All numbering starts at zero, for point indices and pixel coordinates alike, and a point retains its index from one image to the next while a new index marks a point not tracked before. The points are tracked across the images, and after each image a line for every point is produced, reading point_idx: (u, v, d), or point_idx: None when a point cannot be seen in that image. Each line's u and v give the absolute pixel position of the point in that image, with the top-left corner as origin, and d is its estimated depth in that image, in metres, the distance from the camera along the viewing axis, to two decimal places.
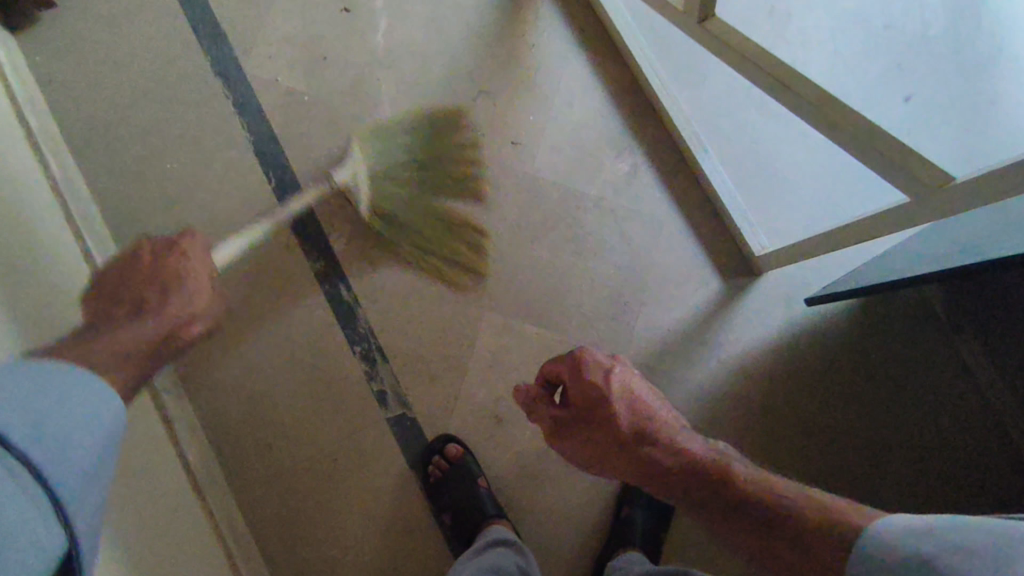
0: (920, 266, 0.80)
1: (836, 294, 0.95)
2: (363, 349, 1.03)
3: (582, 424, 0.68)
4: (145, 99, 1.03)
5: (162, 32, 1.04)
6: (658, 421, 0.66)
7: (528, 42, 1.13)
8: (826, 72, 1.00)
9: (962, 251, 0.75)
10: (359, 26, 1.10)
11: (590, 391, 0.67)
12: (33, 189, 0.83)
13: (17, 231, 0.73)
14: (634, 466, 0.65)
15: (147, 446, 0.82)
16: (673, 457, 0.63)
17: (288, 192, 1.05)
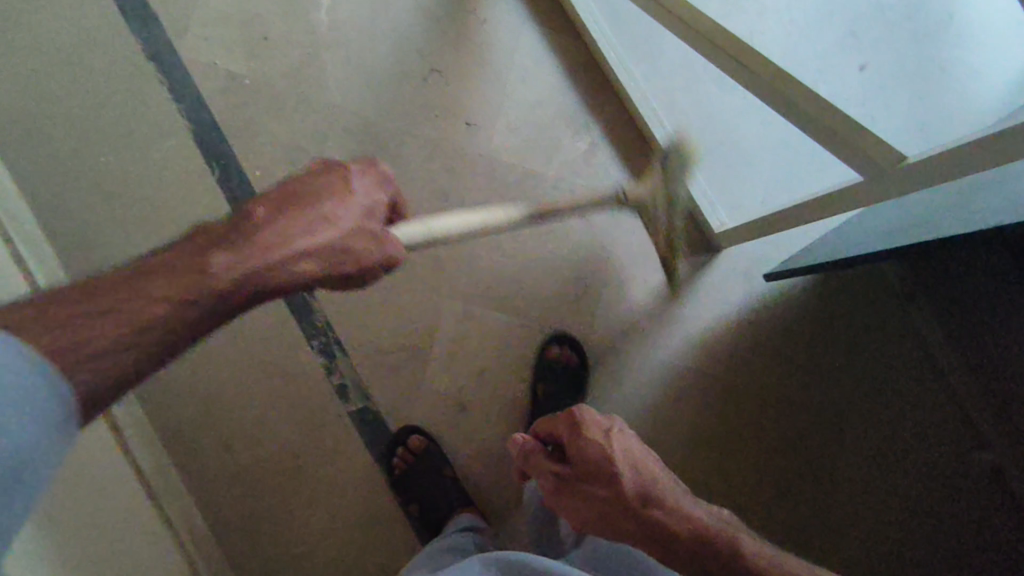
0: (873, 241, 0.82)
1: (799, 269, 0.95)
2: (321, 343, 1.00)
3: (583, 479, 0.73)
4: (72, 88, 0.96)
5: (86, 11, 0.97)
6: (659, 488, 0.70)
7: (479, 17, 1.09)
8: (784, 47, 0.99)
9: (912, 227, 0.77)
10: (300, 5, 1.04)
11: (593, 451, 0.73)
12: None
13: None
14: (633, 523, 0.67)
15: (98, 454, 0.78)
16: (676, 519, 0.66)
17: (234, 183, 1.00)
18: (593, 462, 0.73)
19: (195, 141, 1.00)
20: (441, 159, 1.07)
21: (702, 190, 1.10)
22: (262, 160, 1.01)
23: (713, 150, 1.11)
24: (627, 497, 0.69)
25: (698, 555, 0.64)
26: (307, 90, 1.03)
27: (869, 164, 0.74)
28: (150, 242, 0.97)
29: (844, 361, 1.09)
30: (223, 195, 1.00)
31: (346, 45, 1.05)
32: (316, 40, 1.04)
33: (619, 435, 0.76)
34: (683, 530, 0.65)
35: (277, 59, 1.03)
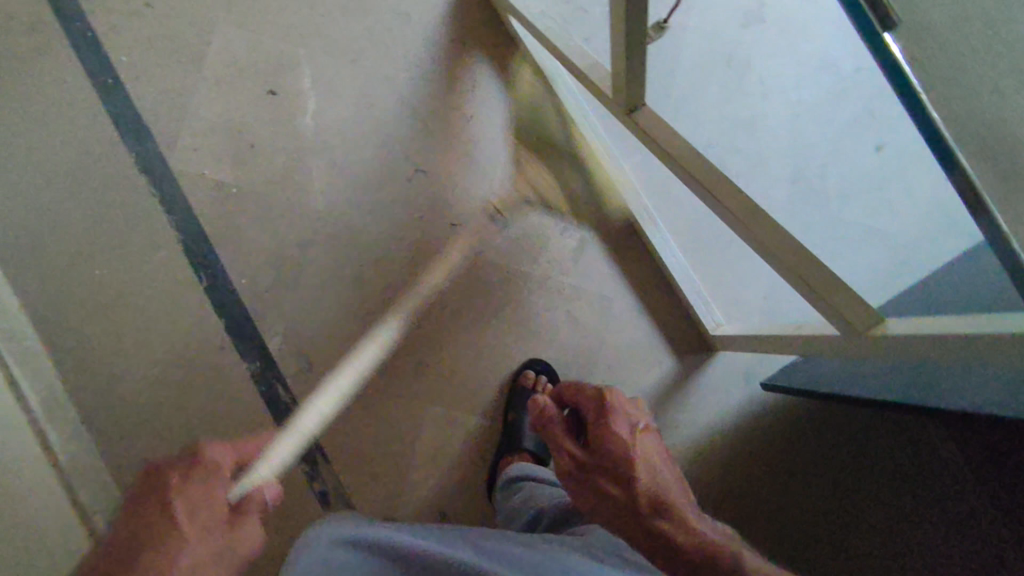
0: (841, 382, 0.81)
1: (804, 390, 0.88)
2: (304, 450, 1.01)
3: (600, 469, 0.72)
4: (65, 199, 0.99)
5: (81, 125, 1.00)
6: (672, 493, 0.69)
7: (465, 113, 1.07)
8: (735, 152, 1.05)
9: (881, 380, 0.76)
10: (287, 111, 1.05)
11: (614, 444, 0.73)
12: None
13: None
14: (638, 520, 0.65)
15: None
16: (683, 531, 0.63)
17: (220, 290, 1.02)
18: (612, 455, 0.73)
19: (182, 250, 1.02)
20: (424, 262, 1.06)
21: (695, 291, 1.04)
22: (248, 268, 1.03)
23: (709, 248, 1.05)
24: (637, 496, 0.67)
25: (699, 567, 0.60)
26: (293, 196, 1.04)
27: (843, 319, 0.69)
28: (138, 351, 0.99)
29: (870, 465, 0.98)
30: (211, 304, 1.01)
31: (331, 149, 1.05)
32: (301, 145, 1.05)
33: (643, 432, 0.76)
34: (687, 543, 0.62)
35: (263, 166, 1.04)
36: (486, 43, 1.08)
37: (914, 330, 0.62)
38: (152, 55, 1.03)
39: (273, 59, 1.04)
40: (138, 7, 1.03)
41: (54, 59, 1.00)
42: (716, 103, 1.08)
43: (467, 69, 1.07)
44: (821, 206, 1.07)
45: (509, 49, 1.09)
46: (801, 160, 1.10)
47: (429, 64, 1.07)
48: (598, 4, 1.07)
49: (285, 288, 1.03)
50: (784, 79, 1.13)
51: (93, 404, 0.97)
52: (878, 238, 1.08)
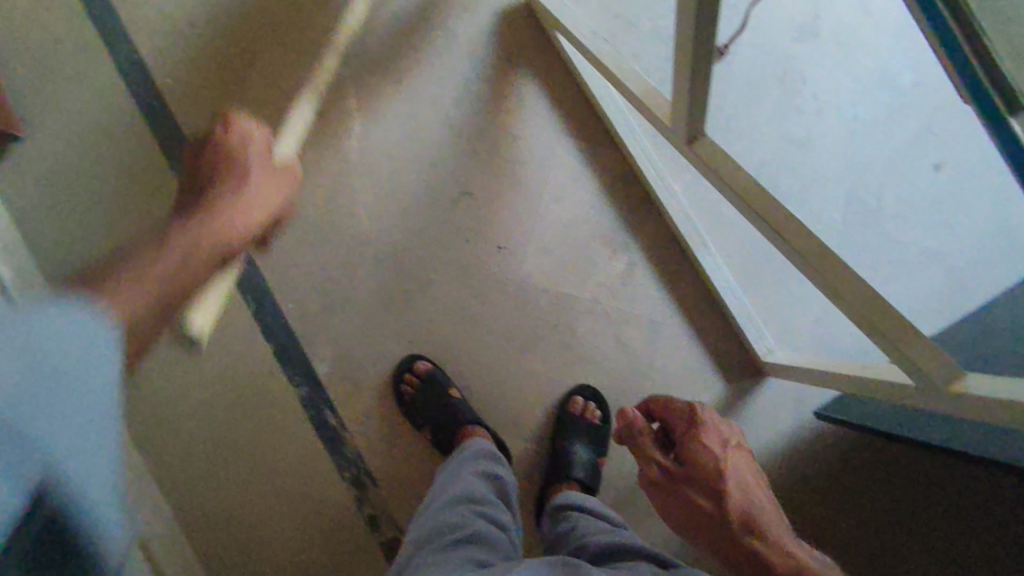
0: (895, 419, 0.83)
1: (865, 427, 0.86)
2: (352, 474, 1.01)
3: (691, 486, 0.71)
4: (116, 225, 1.00)
5: (129, 148, 1.00)
6: (763, 508, 0.67)
7: (512, 132, 1.06)
8: (793, 177, 1.06)
9: (932, 421, 0.79)
10: (332, 131, 1.04)
11: (705, 458, 0.71)
12: None
13: None
14: (734, 548, 0.65)
15: None
16: (778, 553, 0.62)
17: (268, 314, 1.02)
18: (703, 469, 0.70)
19: None
20: (471, 285, 1.04)
21: (745, 316, 1.02)
22: (293, 292, 1.02)
23: (760, 270, 1.04)
24: (730, 515, 0.66)
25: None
26: (339, 219, 1.03)
27: (918, 373, 0.68)
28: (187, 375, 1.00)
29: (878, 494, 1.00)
30: (259, 327, 1.01)
31: (376, 170, 1.04)
32: (347, 168, 1.04)
33: (735, 446, 0.73)
34: (783, 568, 0.60)
35: (309, 189, 1.03)
36: (533, 59, 1.07)
37: (1005, 396, 0.60)
38: (198, 76, 1.02)
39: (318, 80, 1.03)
40: (182, 26, 1.02)
41: (102, 81, 1.00)
42: (772, 119, 1.07)
43: (514, 90, 1.06)
44: (874, 226, 1.05)
45: (555, 66, 1.07)
46: (857, 181, 1.06)
47: (475, 84, 1.06)
48: (647, 19, 1.06)
49: (332, 312, 1.03)
50: (840, 95, 1.07)
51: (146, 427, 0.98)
52: (936, 259, 1.05)
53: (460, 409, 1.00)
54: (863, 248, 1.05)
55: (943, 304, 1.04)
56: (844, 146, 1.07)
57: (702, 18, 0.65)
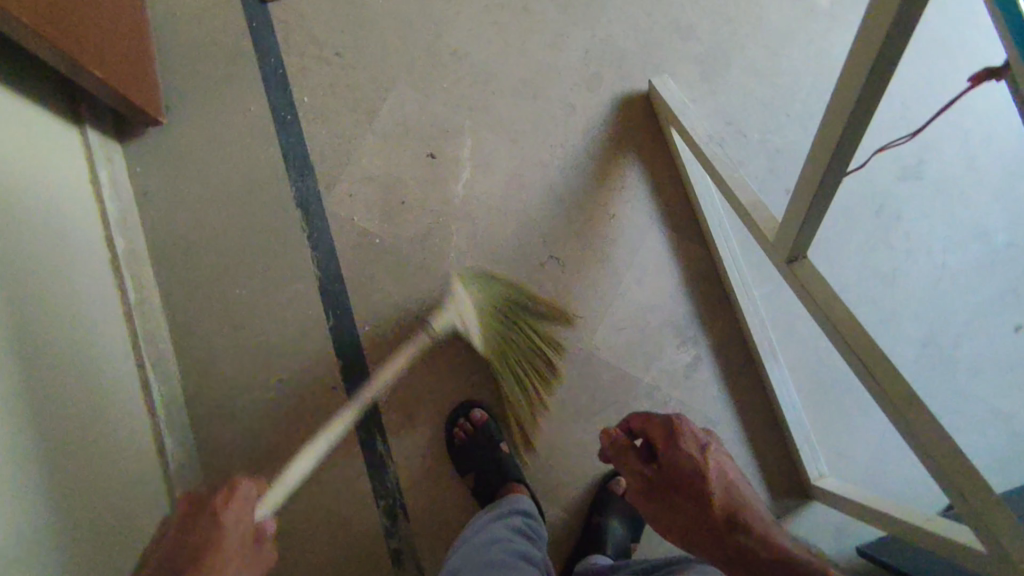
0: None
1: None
2: (387, 504, 1.02)
3: (674, 492, 0.70)
4: (226, 219, 1.07)
5: (255, 153, 1.08)
6: (750, 505, 0.67)
7: (608, 209, 1.10)
8: (879, 307, 1.07)
9: None
10: (442, 173, 1.09)
11: (684, 463, 0.71)
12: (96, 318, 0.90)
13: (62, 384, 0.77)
14: (718, 545, 0.64)
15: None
16: (762, 543, 0.62)
17: (344, 333, 1.05)
18: (683, 473, 0.71)
19: (318, 287, 1.06)
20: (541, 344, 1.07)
21: (802, 434, 1.02)
22: (373, 316, 1.06)
23: (823, 391, 1.06)
24: (713, 513, 0.66)
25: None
26: (430, 257, 1.07)
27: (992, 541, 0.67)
28: (256, 373, 1.04)
29: None
30: (332, 342, 1.05)
31: (474, 217, 1.09)
32: (448, 210, 1.09)
33: (716, 450, 0.73)
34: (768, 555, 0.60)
35: (410, 222, 1.08)
36: (642, 146, 1.12)
37: None
38: (333, 102, 1.10)
39: (439, 127, 1.10)
40: (331, 56, 1.11)
41: (247, 91, 1.10)
42: (866, 247, 1.09)
43: (618, 171, 1.11)
44: (948, 375, 1.06)
45: (662, 156, 1.12)
46: (940, 325, 1.07)
47: (584, 158, 1.11)
48: (757, 130, 1.11)
49: (405, 342, 1.06)
50: (933, 240, 1.09)
51: (206, 416, 1.02)
52: (1004, 421, 1.04)
53: (507, 464, 1.01)
54: (940, 393, 1.05)
55: (1013, 466, 1.03)
56: (934, 287, 1.08)
57: (834, 155, 0.70)
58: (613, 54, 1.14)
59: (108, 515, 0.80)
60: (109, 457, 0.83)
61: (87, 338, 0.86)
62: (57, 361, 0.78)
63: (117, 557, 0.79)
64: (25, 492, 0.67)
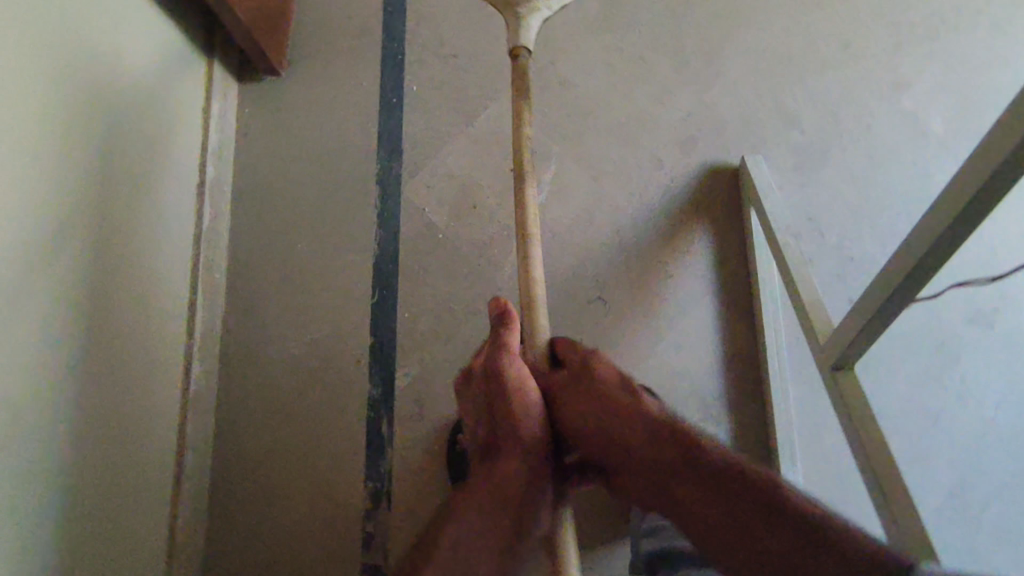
0: None
1: None
2: (374, 487, 1.02)
3: (598, 394, 0.72)
4: (309, 178, 1.12)
5: (354, 126, 1.14)
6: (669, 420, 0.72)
7: (669, 267, 1.10)
8: (913, 443, 1.02)
9: None
10: (519, 190, 1.12)
11: (610, 372, 0.74)
12: (169, 230, 0.95)
13: (113, 273, 0.82)
14: (667, 444, 0.66)
15: (137, 490, 0.86)
16: (717, 454, 0.65)
17: (384, 313, 1.08)
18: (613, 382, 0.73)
19: (373, 263, 1.10)
20: None
21: None
22: (415, 305, 1.08)
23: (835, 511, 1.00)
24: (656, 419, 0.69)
25: (748, 484, 0.62)
26: (485, 265, 1.10)
27: None
28: (292, 326, 1.07)
29: None
30: (371, 318, 1.08)
31: (537, 239, 1.11)
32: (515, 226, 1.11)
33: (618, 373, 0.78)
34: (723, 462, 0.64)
35: (475, 228, 1.11)
36: (718, 216, 1.12)
37: None
38: (438, 97, 1.15)
39: (528, 147, 1.14)
40: (449, 56, 1.17)
41: (364, 69, 1.16)
42: (914, 379, 1.05)
43: (687, 235, 1.11)
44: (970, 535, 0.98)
45: (733, 233, 1.12)
46: (972, 480, 1.01)
47: (657, 214, 1.12)
48: (837, 233, 1.10)
49: (438, 337, 1.07)
50: (987, 393, 1.04)
51: (236, 352, 1.06)
52: None
53: None
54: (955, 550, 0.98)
55: None
56: (974, 441, 1.02)
57: (906, 276, 0.69)
58: (714, 124, 1.15)
59: (123, 412, 0.83)
60: (139, 359, 0.87)
61: (155, 245, 0.91)
62: (121, 263, 0.84)
63: (120, 452, 0.83)
64: (52, 370, 0.71)
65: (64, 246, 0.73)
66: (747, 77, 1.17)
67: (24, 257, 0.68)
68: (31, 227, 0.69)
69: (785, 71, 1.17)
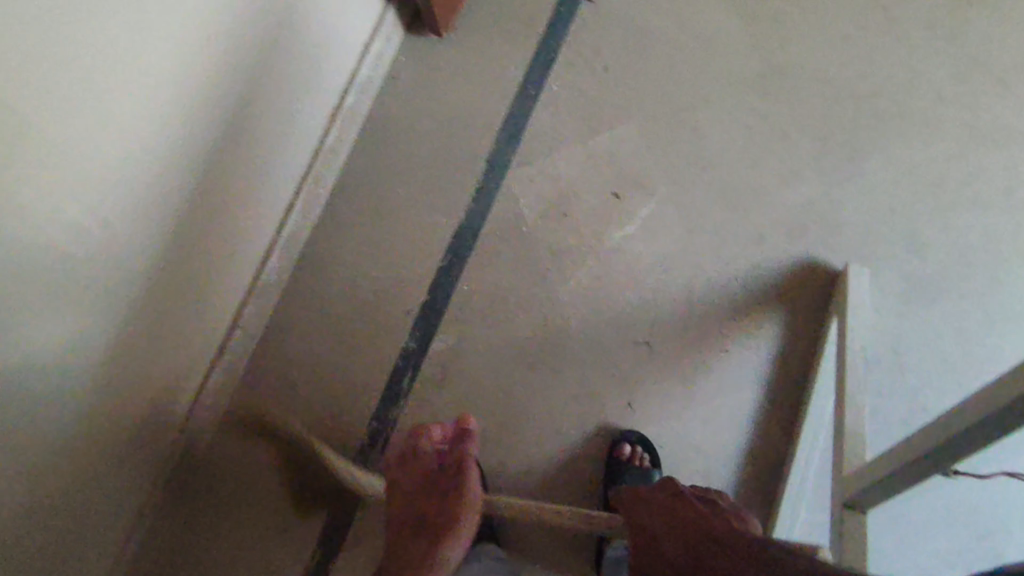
0: None
1: None
2: (376, 428, 1.08)
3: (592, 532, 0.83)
4: (430, 135, 1.19)
5: (487, 102, 1.19)
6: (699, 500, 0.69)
7: (727, 342, 1.07)
8: None
9: None
10: (613, 214, 1.13)
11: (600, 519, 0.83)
12: (295, 134, 1.05)
13: (240, 153, 0.92)
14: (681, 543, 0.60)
15: (189, 341, 0.95)
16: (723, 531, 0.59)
17: (447, 278, 1.13)
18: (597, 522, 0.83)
19: (454, 230, 1.15)
20: (581, 404, 1.07)
21: None
22: (476, 282, 1.13)
23: None
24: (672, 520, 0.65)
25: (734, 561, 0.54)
26: (553, 270, 1.12)
27: None
28: (364, 259, 1.15)
29: None
30: (433, 277, 1.14)
31: (611, 266, 1.11)
32: (595, 246, 1.12)
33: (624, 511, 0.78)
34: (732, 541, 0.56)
35: (558, 233, 1.13)
36: (796, 313, 1.07)
37: None
38: (572, 102, 1.18)
39: (637, 177, 1.14)
40: (597, 68, 1.19)
41: (515, 54, 1.21)
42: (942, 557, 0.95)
43: (757, 319, 1.07)
44: None
45: (805, 334, 1.07)
46: None
47: (736, 287, 1.09)
48: (916, 375, 1.02)
49: (484, 319, 1.11)
50: None
51: (311, 263, 1.16)
52: None
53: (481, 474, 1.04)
54: None
55: None
56: None
57: (948, 443, 0.64)
58: (831, 221, 1.10)
59: (202, 272, 0.93)
60: (231, 231, 0.96)
61: (279, 142, 1.01)
62: (248, 154, 0.94)
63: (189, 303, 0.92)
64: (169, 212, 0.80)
65: (214, 128, 0.84)
66: (884, 187, 1.10)
67: (186, 109, 0.77)
68: (199, 97, 0.78)
69: (929, 195, 1.09)
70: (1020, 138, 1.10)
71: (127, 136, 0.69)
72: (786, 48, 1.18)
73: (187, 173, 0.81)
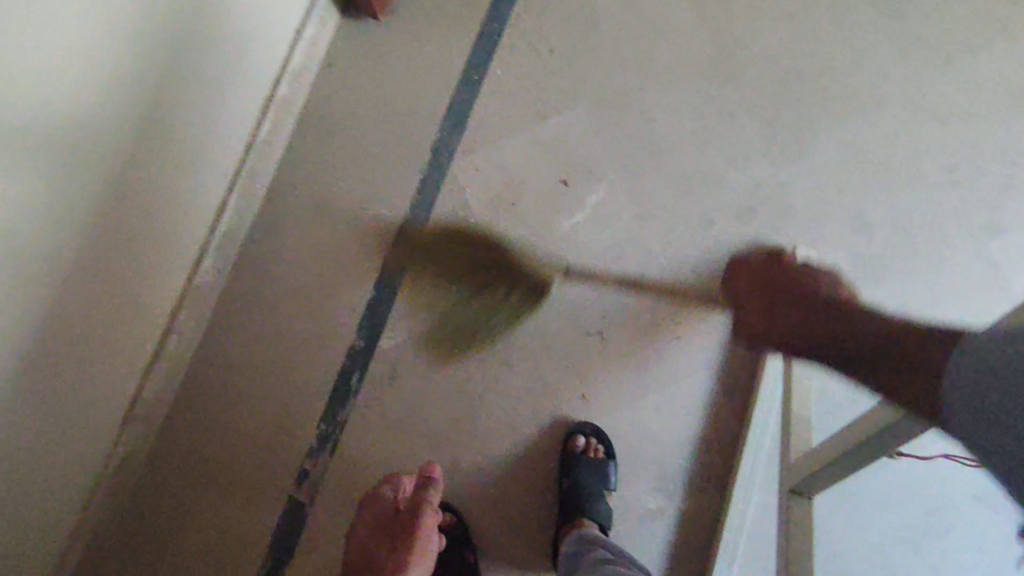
0: None
1: None
2: (325, 430, 1.05)
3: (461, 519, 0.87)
4: (371, 124, 1.14)
5: (429, 88, 1.15)
6: None
7: (679, 329, 1.06)
8: None
9: None
10: (562, 201, 1.10)
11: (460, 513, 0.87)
12: (225, 127, 1.00)
13: (162, 148, 0.86)
14: None
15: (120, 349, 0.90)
16: None
17: (394, 272, 1.10)
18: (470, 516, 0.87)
19: (400, 222, 1.11)
20: (536, 397, 1.05)
21: None
22: (425, 275, 1.09)
23: None
24: None
25: None
26: None
27: None
28: (306, 255, 1.11)
29: None
30: (380, 271, 1.10)
31: (561, 255, 1.09)
32: (545, 234, 1.09)
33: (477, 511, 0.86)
34: None
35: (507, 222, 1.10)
36: None
37: None
38: (517, 87, 1.15)
39: (586, 163, 1.12)
40: (541, 50, 1.16)
41: (456, 38, 1.17)
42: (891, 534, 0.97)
43: (709, 305, 1.07)
44: None
45: None
46: None
47: (687, 273, 1.08)
48: None
49: (434, 313, 1.08)
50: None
51: (250, 261, 1.11)
52: None
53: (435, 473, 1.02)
54: None
55: None
56: None
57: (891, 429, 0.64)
58: (780, 203, 1.09)
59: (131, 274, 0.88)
60: (160, 230, 0.91)
61: (208, 135, 0.96)
62: (173, 148, 0.89)
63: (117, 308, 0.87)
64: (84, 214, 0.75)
65: (131, 120, 0.78)
66: (831, 167, 1.10)
67: (93, 103, 0.72)
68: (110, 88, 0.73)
69: (875, 174, 1.09)
70: (960, 113, 1.11)
71: (27, 136, 0.63)
72: (733, 26, 1.16)
73: (102, 170, 0.75)
